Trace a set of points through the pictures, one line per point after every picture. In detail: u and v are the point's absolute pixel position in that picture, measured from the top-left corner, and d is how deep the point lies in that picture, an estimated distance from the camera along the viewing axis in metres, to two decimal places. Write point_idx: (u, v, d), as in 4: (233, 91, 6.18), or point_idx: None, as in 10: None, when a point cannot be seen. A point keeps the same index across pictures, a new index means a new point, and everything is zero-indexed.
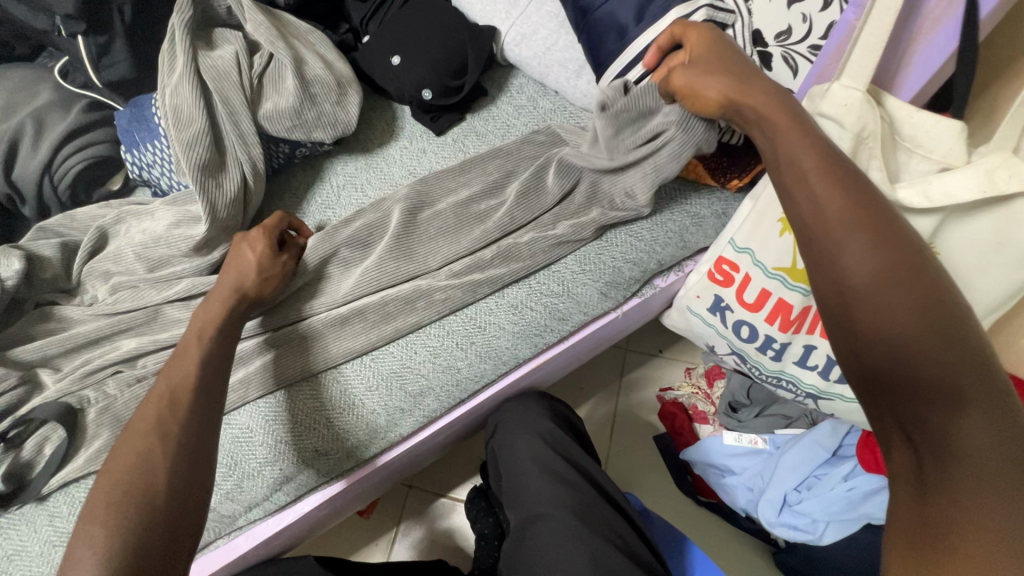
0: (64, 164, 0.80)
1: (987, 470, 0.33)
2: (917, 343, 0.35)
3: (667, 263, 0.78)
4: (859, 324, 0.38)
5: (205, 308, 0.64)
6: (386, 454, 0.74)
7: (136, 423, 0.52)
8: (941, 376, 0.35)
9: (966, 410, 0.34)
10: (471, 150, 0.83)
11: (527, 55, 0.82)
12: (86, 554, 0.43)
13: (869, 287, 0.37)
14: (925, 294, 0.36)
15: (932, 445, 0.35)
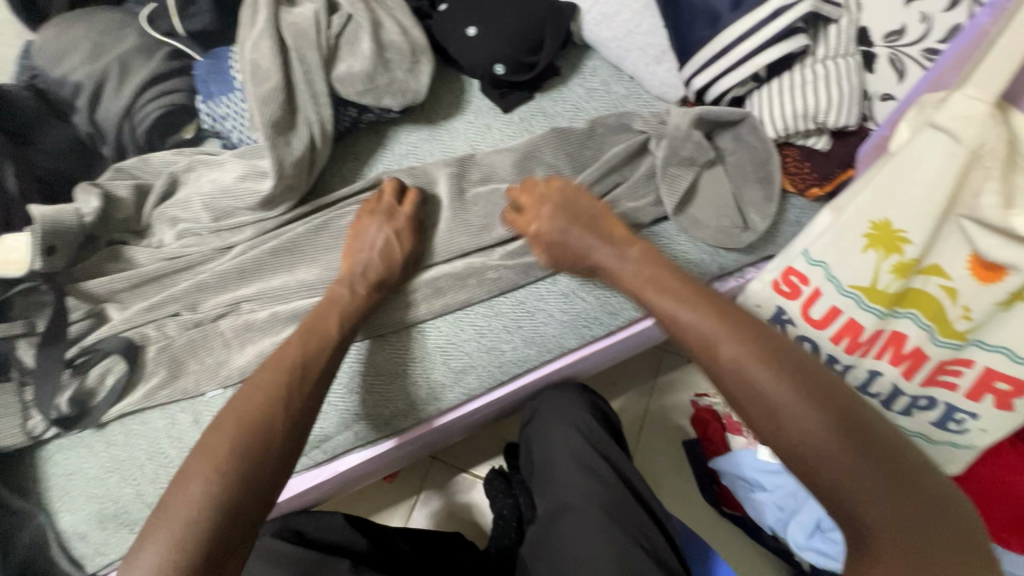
0: (143, 108, 0.83)
1: (882, 502, 0.39)
2: (790, 416, 0.42)
3: (727, 268, 0.74)
4: (752, 412, 0.44)
5: (352, 295, 0.68)
6: (422, 427, 0.75)
7: (270, 376, 0.56)
8: (814, 437, 0.41)
9: (843, 447, 0.40)
10: (537, 130, 0.81)
11: (606, 36, 0.79)
12: (198, 492, 0.47)
13: (745, 380, 0.45)
14: (792, 378, 0.43)
15: (840, 494, 0.40)
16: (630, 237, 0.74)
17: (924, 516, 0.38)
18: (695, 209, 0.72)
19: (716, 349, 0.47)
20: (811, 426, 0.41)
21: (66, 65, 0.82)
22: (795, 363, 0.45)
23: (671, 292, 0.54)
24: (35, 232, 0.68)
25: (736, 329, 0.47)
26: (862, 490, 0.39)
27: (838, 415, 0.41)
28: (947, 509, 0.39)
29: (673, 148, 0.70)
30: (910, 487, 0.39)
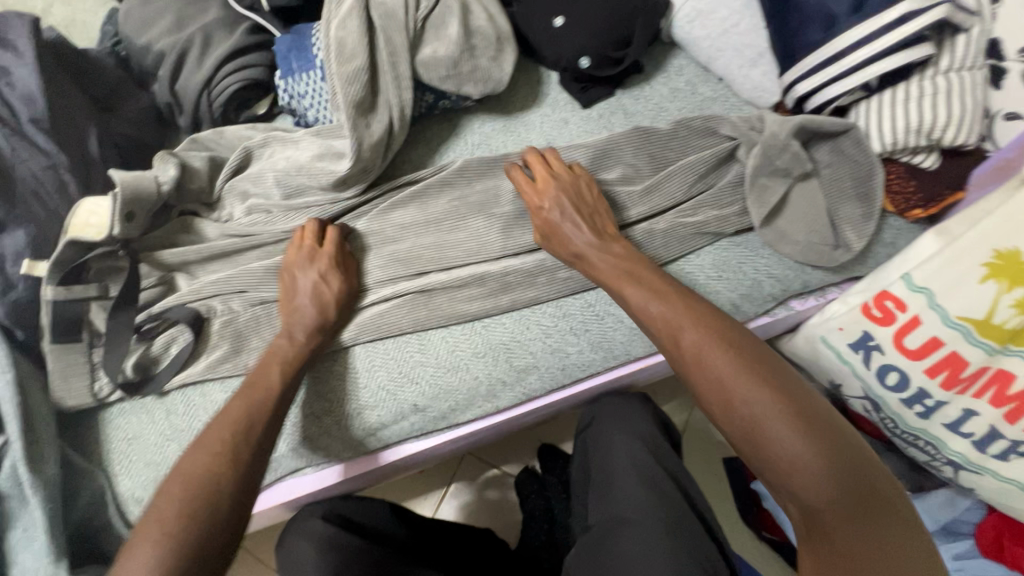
0: (222, 81, 0.82)
1: (824, 478, 0.43)
2: (745, 396, 0.47)
3: (811, 286, 0.71)
4: (709, 392, 0.50)
5: (291, 343, 0.66)
6: (476, 423, 0.74)
7: (211, 443, 0.54)
8: (762, 420, 0.47)
9: (796, 429, 0.45)
10: (616, 128, 0.79)
11: (699, 35, 0.76)
12: (140, 568, 0.45)
13: (711, 365, 0.50)
14: (750, 365, 0.49)
15: (787, 469, 0.45)
16: (709, 246, 0.71)
17: (864, 493, 0.43)
18: (783, 222, 0.68)
19: (678, 335, 0.54)
20: (759, 405, 0.47)
21: (152, 34, 0.83)
22: (743, 347, 0.51)
23: (642, 284, 0.59)
24: (117, 197, 0.67)
25: (701, 320, 0.54)
26: (799, 457, 0.44)
27: (781, 392, 0.47)
28: (888, 492, 0.44)
29: (767, 157, 0.67)
30: (833, 452, 0.44)
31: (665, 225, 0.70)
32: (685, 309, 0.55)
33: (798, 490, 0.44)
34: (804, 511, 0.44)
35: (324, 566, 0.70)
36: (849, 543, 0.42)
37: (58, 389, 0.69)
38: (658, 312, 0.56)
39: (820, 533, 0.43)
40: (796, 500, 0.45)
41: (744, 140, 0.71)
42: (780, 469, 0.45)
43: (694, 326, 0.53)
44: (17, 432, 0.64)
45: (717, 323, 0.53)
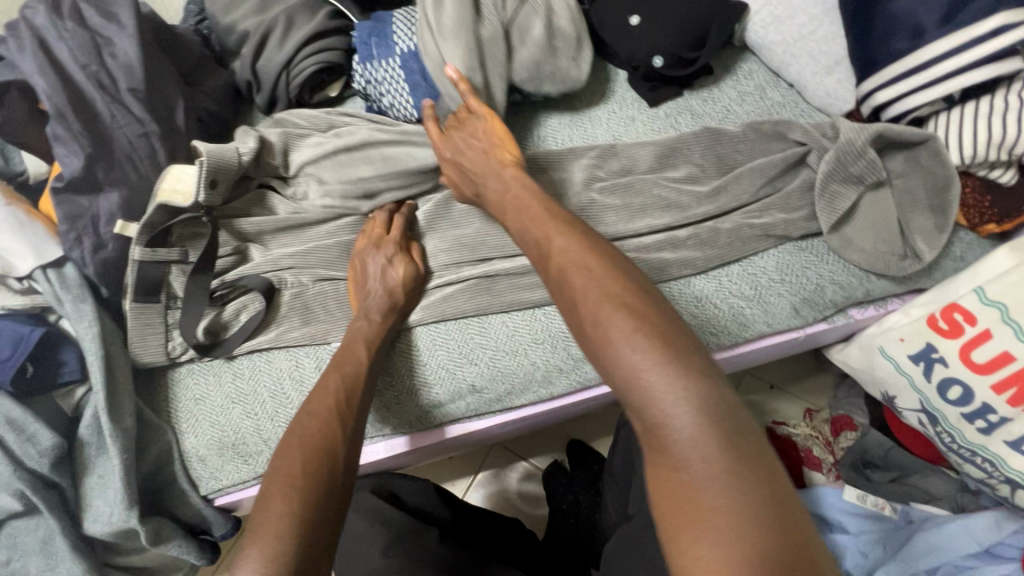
0: (301, 63, 0.85)
1: (665, 407, 0.41)
2: (616, 331, 0.45)
3: (872, 296, 0.70)
4: (597, 332, 0.46)
5: (369, 324, 0.70)
6: (529, 408, 0.76)
7: (316, 415, 0.60)
8: (605, 338, 0.45)
9: (625, 345, 0.44)
10: (683, 128, 0.79)
11: (774, 40, 0.76)
12: (275, 516, 0.50)
13: (596, 302, 0.47)
14: (646, 310, 0.46)
15: (632, 394, 0.43)
16: (774, 249, 0.71)
17: (710, 427, 0.40)
18: (850, 229, 0.68)
19: (552, 265, 0.53)
20: (624, 336, 0.44)
21: (237, 14, 0.87)
22: (628, 291, 0.48)
23: (575, 234, 0.53)
24: (203, 165, 0.71)
25: (597, 258, 0.50)
26: (678, 410, 0.41)
27: (641, 316, 0.45)
28: (733, 430, 0.41)
29: (840, 163, 0.66)
30: (709, 406, 0.41)
31: (731, 225, 0.70)
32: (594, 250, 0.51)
33: (655, 425, 0.41)
34: (659, 457, 0.41)
35: (378, 539, 0.74)
36: (698, 484, 0.39)
37: (136, 345, 0.73)
38: (559, 247, 0.53)
39: (681, 483, 0.40)
40: (679, 462, 0.40)
41: (816, 146, 0.71)
42: (654, 416, 0.42)
43: (587, 258, 0.50)
44: (101, 383, 0.67)
45: (612, 261, 0.50)
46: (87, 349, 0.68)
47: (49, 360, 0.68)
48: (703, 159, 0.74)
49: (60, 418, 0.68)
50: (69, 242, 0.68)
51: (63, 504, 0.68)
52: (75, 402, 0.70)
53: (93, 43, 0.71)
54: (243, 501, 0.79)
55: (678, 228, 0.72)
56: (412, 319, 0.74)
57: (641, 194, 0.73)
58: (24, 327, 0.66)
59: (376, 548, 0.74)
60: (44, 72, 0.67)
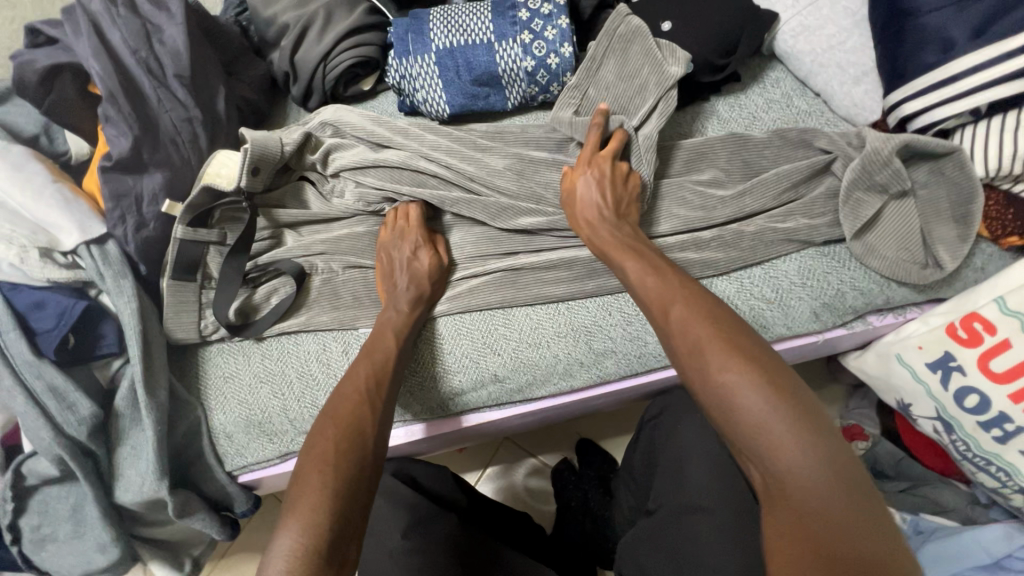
0: (338, 57, 0.88)
1: (762, 416, 0.44)
2: (691, 327, 0.52)
3: (894, 303, 0.71)
4: (676, 328, 0.53)
5: (398, 313, 0.72)
6: (549, 400, 0.77)
7: (348, 398, 0.62)
8: (695, 343, 0.51)
9: (726, 358, 0.48)
10: (709, 133, 0.81)
11: (802, 50, 0.78)
12: (310, 490, 0.52)
13: (682, 312, 0.54)
14: (723, 325, 0.51)
15: (731, 406, 0.46)
16: (797, 253, 0.72)
17: (775, 422, 0.43)
18: (873, 237, 0.70)
19: (665, 300, 0.57)
20: (707, 337, 0.50)
21: (277, 7, 0.89)
22: (708, 311, 0.53)
23: (640, 260, 0.63)
24: (247, 153, 0.73)
25: (688, 290, 0.57)
26: (762, 413, 0.44)
27: (726, 331, 0.50)
28: (853, 483, 0.41)
29: (865, 171, 0.68)
30: (805, 422, 0.43)
31: (755, 228, 0.72)
32: (681, 283, 0.58)
33: (769, 447, 0.43)
34: (764, 472, 0.43)
35: (398, 521, 0.75)
36: (801, 496, 0.41)
37: (170, 322, 0.75)
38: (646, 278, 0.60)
39: (785, 497, 0.42)
40: (759, 460, 0.44)
41: (841, 154, 0.72)
42: (729, 412, 0.46)
43: (683, 290, 0.56)
44: (138, 356, 0.70)
45: (697, 293, 0.56)
46: (126, 323, 0.71)
47: (89, 332, 0.71)
48: (729, 164, 0.76)
49: (97, 390, 0.71)
50: (114, 221, 0.71)
51: (96, 472, 0.71)
52: (113, 373, 0.72)
53: (144, 30, 0.74)
54: (265, 479, 0.82)
55: (703, 231, 0.73)
56: (437, 310, 0.76)
57: (667, 195, 0.75)
58: (68, 300, 0.69)
59: (395, 530, 0.75)
60: (98, 56, 0.70)
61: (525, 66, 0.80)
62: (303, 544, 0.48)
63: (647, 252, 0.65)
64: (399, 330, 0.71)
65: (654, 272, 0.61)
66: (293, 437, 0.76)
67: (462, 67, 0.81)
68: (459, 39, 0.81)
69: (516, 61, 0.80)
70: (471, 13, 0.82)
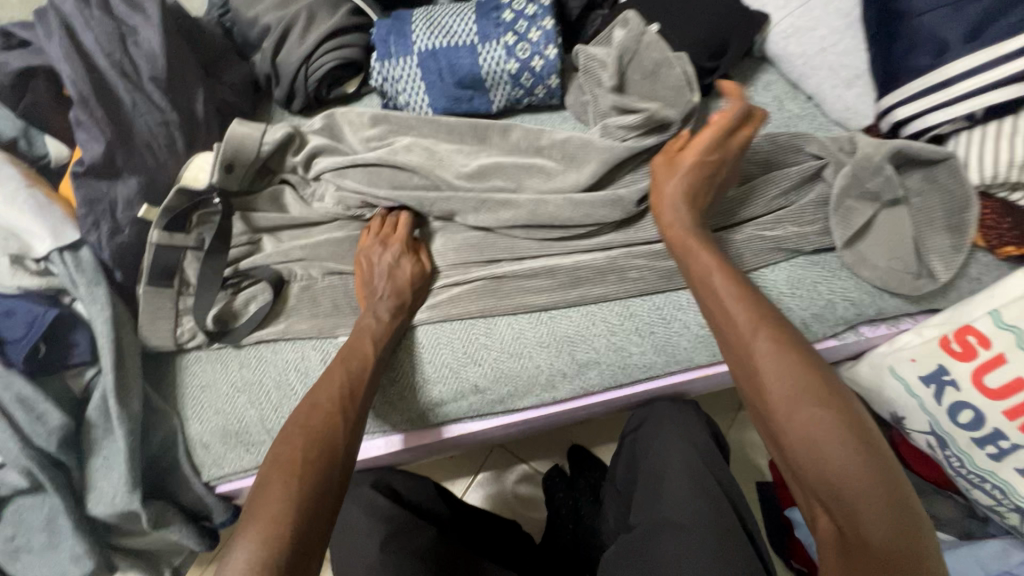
0: (320, 59, 0.86)
1: (847, 482, 0.45)
2: (773, 366, 0.51)
3: (886, 314, 0.69)
4: (760, 365, 0.52)
5: (377, 321, 0.70)
6: (532, 411, 0.75)
7: (321, 404, 0.60)
8: (778, 386, 0.50)
9: (815, 411, 0.48)
10: (698, 136, 0.79)
11: (794, 52, 0.75)
12: (272, 503, 0.50)
13: (768, 347, 0.53)
14: (808, 368, 0.50)
15: (814, 464, 0.47)
16: (786, 262, 0.70)
17: (860, 488, 0.44)
18: (864, 246, 0.68)
19: (747, 332, 0.55)
20: (791, 383, 0.50)
21: (260, 8, 0.87)
22: (796, 347, 0.52)
23: (725, 275, 0.60)
24: (219, 152, 0.74)
25: (772, 321, 0.54)
26: (851, 471, 0.45)
27: (814, 377, 0.50)
28: (926, 556, 0.42)
29: (856, 179, 0.66)
30: (891, 487, 0.44)
31: (743, 235, 0.69)
32: (760, 312, 0.56)
33: (855, 515, 0.44)
34: (843, 533, 0.45)
35: (376, 532, 0.74)
36: (881, 559, 0.42)
37: (145, 329, 0.74)
38: (724, 300, 0.58)
39: (858, 551, 0.44)
40: (836, 510, 0.45)
41: (833, 160, 0.70)
42: (812, 458, 0.47)
43: (769, 320, 0.54)
44: (110, 365, 0.68)
45: (782, 326, 0.54)
46: (98, 331, 0.69)
47: (60, 340, 0.69)
48: None
49: (69, 399, 0.70)
50: (87, 227, 0.69)
51: (68, 484, 0.70)
52: (86, 382, 0.71)
53: (118, 32, 0.72)
54: (244, 490, 0.80)
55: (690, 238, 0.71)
56: (418, 319, 0.74)
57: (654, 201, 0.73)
58: (39, 307, 0.68)
59: (373, 542, 0.73)
60: (70, 58, 0.68)
61: (509, 69, 0.78)
62: (260, 561, 0.47)
63: (715, 256, 0.62)
64: (379, 335, 0.69)
65: (731, 294, 0.58)
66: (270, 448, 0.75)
67: (445, 70, 0.80)
68: (442, 41, 0.79)
69: (500, 64, 0.78)
70: (454, 15, 0.81)
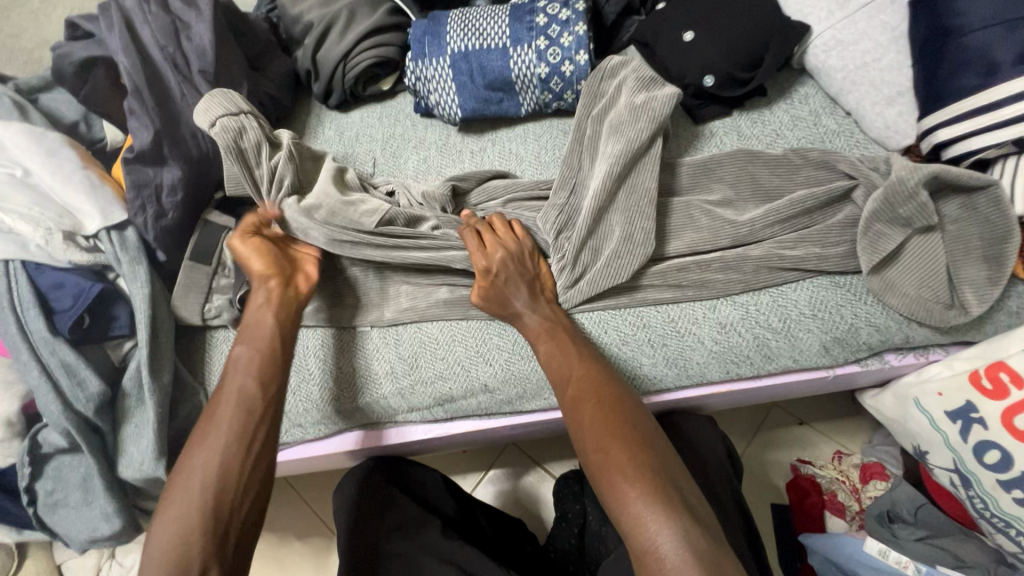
0: (358, 57, 0.88)
1: (629, 499, 0.50)
2: (577, 419, 0.58)
3: (913, 342, 0.67)
4: (572, 418, 0.59)
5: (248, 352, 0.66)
6: (540, 412, 0.76)
7: (222, 405, 0.61)
8: (583, 433, 0.57)
9: (605, 449, 0.54)
10: (726, 148, 0.77)
11: (834, 66, 0.73)
12: (163, 529, 0.53)
13: (574, 400, 0.59)
14: (606, 408, 0.57)
15: (608, 493, 0.52)
16: (808, 282, 0.68)
17: (638, 501, 0.49)
18: (893, 272, 0.65)
19: (567, 390, 0.61)
20: (589, 423, 0.56)
21: (304, 5, 0.91)
22: (602, 392, 0.59)
23: (552, 340, 0.65)
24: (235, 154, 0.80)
25: (586, 371, 0.61)
26: (633, 502, 0.49)
27: (609, 415, 0.56)
28: (704, 552, 0.46)
29: (888, 203, 0.63)
30: (672, 507, 0.49)
31: (761, 252, 0.68)
32: (575, 363, 0.62)
33: (636, 533, 0.48)
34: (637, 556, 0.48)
35: (383, 521, 0.78)
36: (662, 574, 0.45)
37: (178, 305, 0.78)
38: (547, 360, 0.64)
39: None
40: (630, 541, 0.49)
41: (864, 180, 0.67)
42: (611, 500, 0.51)
43: (580, 374, 0.61)
44: (146, 339, 0.73)
45: (593, 374, 0.61)
46: (137, 307, 0.74)
47: (104, 313, 0.74)
48: (742, 182, 0.72)
49: (108, 368, 0.75)
50: (135, 209, 0.74)
51: (101, 446, 0.75)
52: (123, 353, 0.76)
53: (172, 27, 0.77)
54: None
55: (710, 252, 0.70)
56: (435, 313, 0.76)
57: (675, 213, 0.72)
58: (85, 282, 0.73)
59: (378, 530, 0.77)
60: (128, 52, 0.74)
61: (538, 73, 0.79)
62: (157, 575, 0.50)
63: (547, 314, 0.68)
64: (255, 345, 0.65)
65: (552, 349, 0.64)
66: (286, 429, 0.77)
67: (476, 72, 0.81)
68: (475, 43, 0.81)
69: (530, 68, 0.79)
70: (489, 18, 0.82)
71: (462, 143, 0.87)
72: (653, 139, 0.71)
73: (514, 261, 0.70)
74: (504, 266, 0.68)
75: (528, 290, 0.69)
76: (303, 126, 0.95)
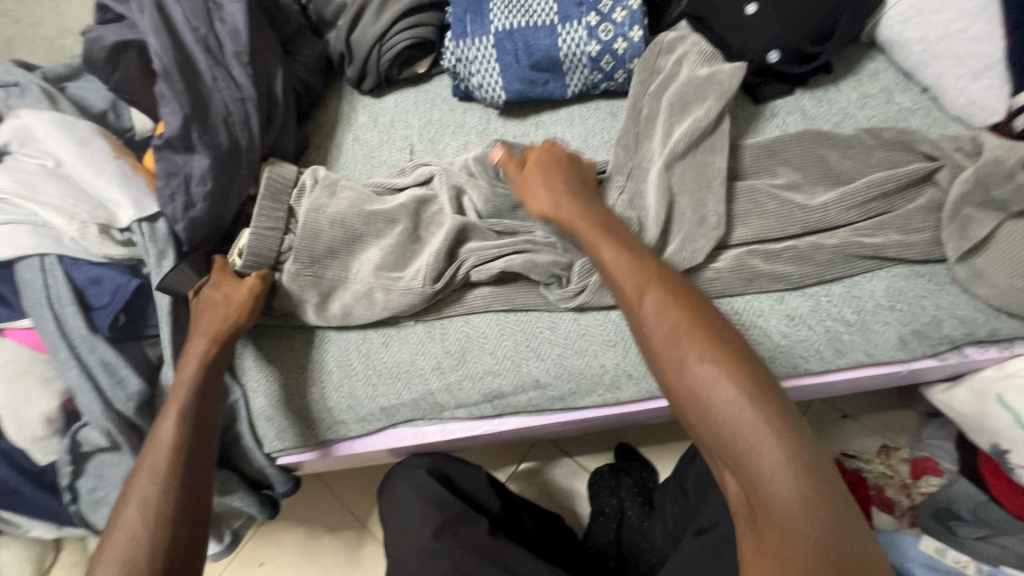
0: (394, 38, 0.85)
1: (738, 417, 0.44)
2: (655, 325, 0.51)
3: (1000, 335, 0.62)
4: (649, 328, 0.52)
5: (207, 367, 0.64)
6: (593, 409, 0.73)
7: (148, 461, 0.57)
8: (667, 342, 0.50)
9: (702, 360, 0.47)
10: (790, 129, 0.72)
11: (911, 38, 0.68)
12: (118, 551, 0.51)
13: (651, 308, 0.52)
14: (694, 316, 0.50)
15: (709, 411, 0.46)
16: (884, 271, 0.64)
17: (750, 420, 0.44)
18: (981, 261, 0.61)
19: (641, 295, 0.53)
20: (671, 329, 0.50)
21: None
22: (685, 300, 0.52)
23: (614, 240, 0.58)
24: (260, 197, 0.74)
25: (658, 275, 0.54)
26: (744, 417, 0.44)
27: (703, 322, 0.50)
28: (821, 475, 0.42)
29: (981, 184, 0.60)
30: (788, 424, 0.44)
31: (836, 240, 0.63)
32: (643, 270, 0.55)
33: (747, 451, 0.43)
34: (744, 482, 0.44)
35: (429, 519, 0.75)
36: (781, 514, 0.41)
37: None
38: (616, 268, 0.56)
39: (768, 508, 0.42)
40: (738, 467, 0.44)
41: (948, 162, 0.63)
42: (713, 418, 0.45)
43: (651, 281, 0.54)
44: None
45: (666, 281, 0.54)
46: (166, 302, 0.71)
47: (140, 308, 0.73)
48: (809, 164, 0.68)
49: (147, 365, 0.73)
50: (165, 199, 0.71)
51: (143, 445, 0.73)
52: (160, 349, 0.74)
53: (205, 8, 0.74)
54: (304, 462, 0.80)
55: (777, 239, 0.66)
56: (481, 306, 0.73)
57: (739, 197, 0.67)
58: (122, 276, 0.71)
59: (425, 530, 0.74)
60: (158, 32, 0.71)
61: (589, 51, 0.75)
62: None
63: (602, 220, 0.61)
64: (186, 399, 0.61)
65: (619, 258, 0.56)
66: (328, 427, 0.75)
67: (521, 51, 0.77)
68: (521, 20, 0.77)
69: (580, 46, 0.75)
70: None
71: (503, 126, 0.83)
72: (715, 120, 0.67)
73: (556, 155, 0.68)
74: (548, 160, 0.67)
75: (572, 187, 0.65)
76: (335, 112, 0.91)
